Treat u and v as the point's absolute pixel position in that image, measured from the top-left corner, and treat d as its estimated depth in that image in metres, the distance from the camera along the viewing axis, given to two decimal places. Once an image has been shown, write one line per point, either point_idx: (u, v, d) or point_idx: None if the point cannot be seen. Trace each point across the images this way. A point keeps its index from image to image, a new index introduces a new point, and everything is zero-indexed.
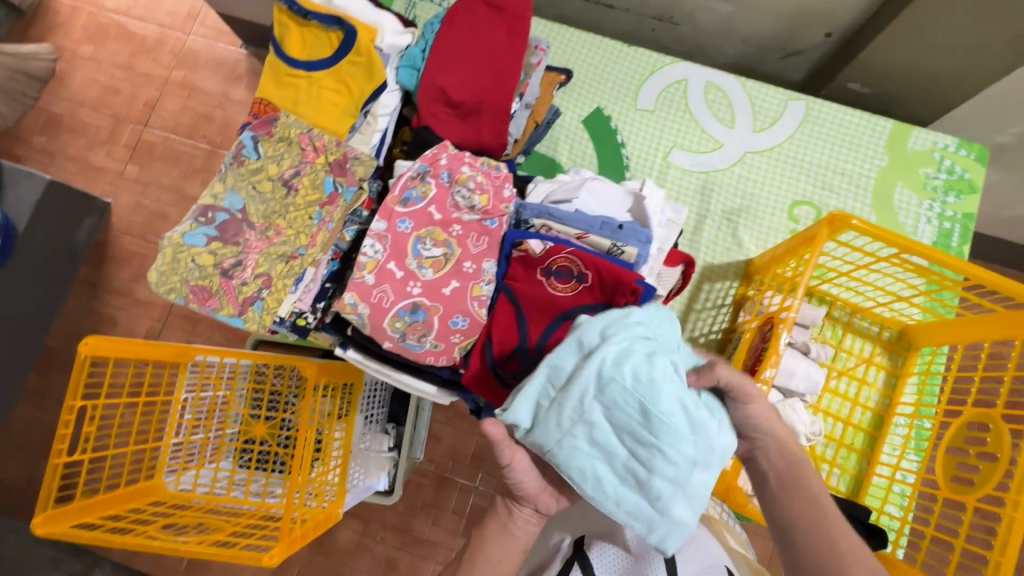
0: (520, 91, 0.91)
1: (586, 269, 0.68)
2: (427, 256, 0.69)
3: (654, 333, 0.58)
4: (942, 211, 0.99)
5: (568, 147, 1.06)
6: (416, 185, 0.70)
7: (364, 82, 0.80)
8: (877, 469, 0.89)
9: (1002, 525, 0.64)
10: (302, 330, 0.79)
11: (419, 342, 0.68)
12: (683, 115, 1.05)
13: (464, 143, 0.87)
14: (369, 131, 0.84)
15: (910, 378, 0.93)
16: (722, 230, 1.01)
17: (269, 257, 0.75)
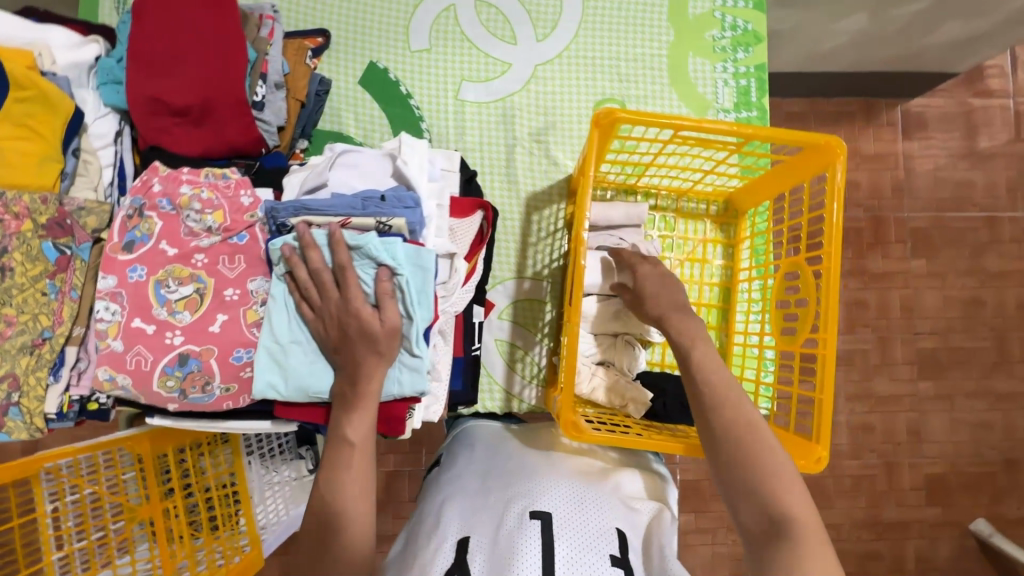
0: (260, 72, 0.79)
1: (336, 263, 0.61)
2: (177, 297, 0.61)
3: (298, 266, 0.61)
4: (736, 69, 0.98)
5: (354, 114, 0.96)
6: (137, 223, 0.61)
7: (48, 117, 0.67)
8: (735, 339, 0.91)
9: (820, 365, 0.68)
10: (98, 412, 0.70)
11: (204, 393, 0.61)
12: (461, 44, 0.97)
13: (210, 153, 0.76)
14: (91, 170, 0.72)
15: (744, 244, 0.94)
16: (535, 154, 0.96)
17: (7, 353, 0.63)
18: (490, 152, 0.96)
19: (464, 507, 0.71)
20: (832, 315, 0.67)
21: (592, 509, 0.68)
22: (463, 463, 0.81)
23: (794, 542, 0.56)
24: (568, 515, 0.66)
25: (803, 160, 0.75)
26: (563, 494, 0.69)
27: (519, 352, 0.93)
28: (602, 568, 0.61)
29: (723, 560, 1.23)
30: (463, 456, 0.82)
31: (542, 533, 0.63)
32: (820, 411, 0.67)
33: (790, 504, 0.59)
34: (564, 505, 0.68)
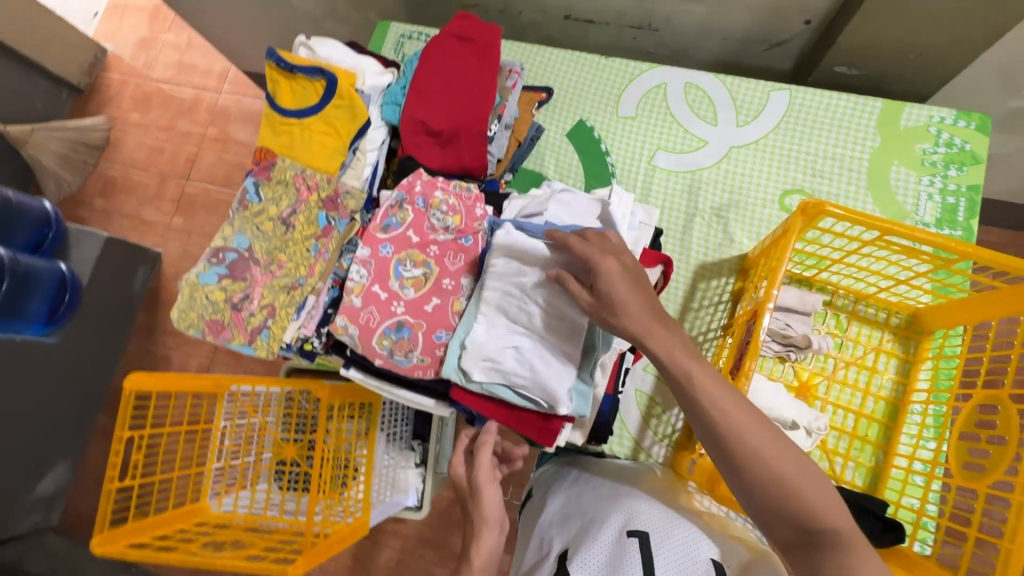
0: (498, 113, 0.96)
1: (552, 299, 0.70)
2: (409, 276, 0.74)
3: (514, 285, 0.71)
4: (944, 186, 0.96)
5: (555, 160, 1.09)
6: (396, 212, 0.77)
7: (348, 122, 0.88)
8: (896, 461, 0.85)
9: (1013, 513, 0.61)
10: (309, 353, 0.83)
11: (406, 357, 0.73)
12: (664, 117, 1.07)
13: (446, 169, 0.93)
14: (359, 165, 0.91)
15: (924, 364, 0.89)
16: (712, 227, 1.02)
17: (272, 289, 0.82)
18: (670, 216, 1.04)
19: (560, 526, 0.74)
20: None
21: (684, 534, 0.66)
22: (559, 489, 0.83)
23: (839, 558, 0.49)
24: (666, 540, 0.64)
25: (1022, 292, 0.70)
26: (658, 516, 0.68)
27: (656, 409, 0.95)
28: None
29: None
30: (558, 486, 0.85)
31: (641, 551, 0.63)
32: (1006, 562, 0.60)
33: (828, 520, 0.50)
34: (660, 530, 0.66)
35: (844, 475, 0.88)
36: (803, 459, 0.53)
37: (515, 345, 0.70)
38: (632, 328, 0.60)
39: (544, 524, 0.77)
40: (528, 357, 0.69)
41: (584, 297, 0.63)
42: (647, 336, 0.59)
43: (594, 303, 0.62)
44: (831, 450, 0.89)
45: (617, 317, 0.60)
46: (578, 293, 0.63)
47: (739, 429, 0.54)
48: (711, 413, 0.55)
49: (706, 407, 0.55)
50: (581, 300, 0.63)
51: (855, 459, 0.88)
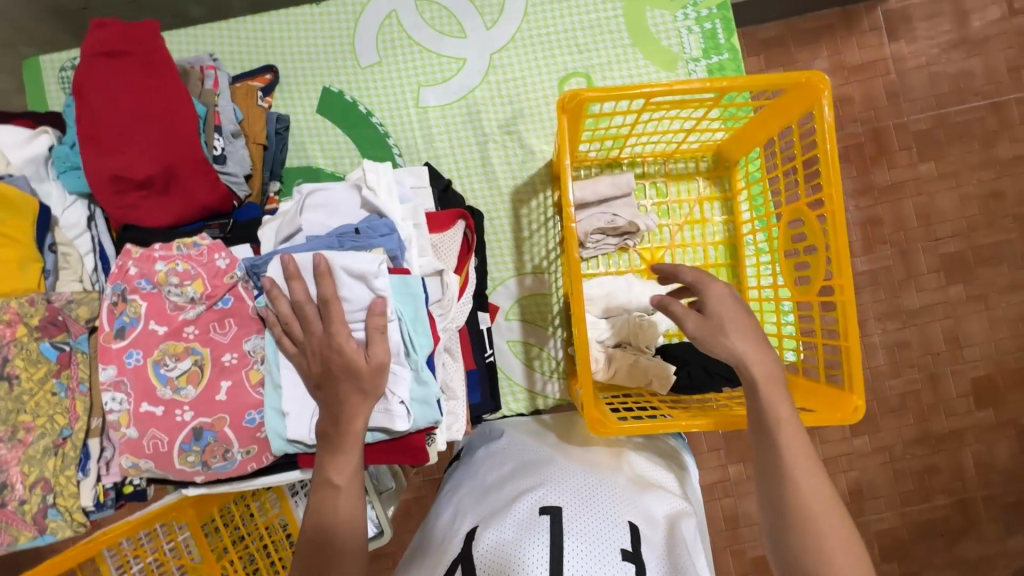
0: (214, 125, 0.78)
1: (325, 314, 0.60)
2: (178, 374, 0.61)
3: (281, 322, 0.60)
4: (698, 14, 0.93)
5: (319, 145, 0.94)
6: (124, 308, 0.61)
7: (16, 219, 0.66)
8: (751, 294, 0.89)
9: (840, 311, 0.65)
10: (135, 493, 0.71)
11: (226, 460, 0.62)
12: (410, 49, 0.94)
13: (182, 218, 0.75)
14: (72, 261, 0.73)
15: (741, 197, 0.91)
16: (509, 147, 0.94)
17: (33, 459, 0.65)
18: (463, 154, 0.94)
19: (477, 503, 0.70)
20: (844, 257, 0.64)
21: (604, 503, 0.64)
22: (482, 460, 0.79)
23: None
24: (580, 513, 0.63)
25: (786, 102, 0.70)
26: (580, 487, 0.67)
27: (534, 349, 0.92)
28: (611, 566, 0.57)
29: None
30: (485, 453, 0.81)
31: (551, 528, 0.60)
32: (848, 359, 0.64)
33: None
34: (579, 503, 0.64)
35: None
36: (843, 518, 0.56)
37: (313, 387, 0.60)
38: (737, 346, 0.65)
39: (462, 499, 0.72)
40: (326, 408, 0.59)
41: (688, 320, 0.67)
42: (743, 361, 0.64)
43: (703, 321, 0.67)
44: None
45: (728, 335, 0.65)
46: (682, 316, 0.68)
47: (795, 465, 0.59)
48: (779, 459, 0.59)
49: (770, 437, 0.60)
50: (688, 323, 0.67)
51: None
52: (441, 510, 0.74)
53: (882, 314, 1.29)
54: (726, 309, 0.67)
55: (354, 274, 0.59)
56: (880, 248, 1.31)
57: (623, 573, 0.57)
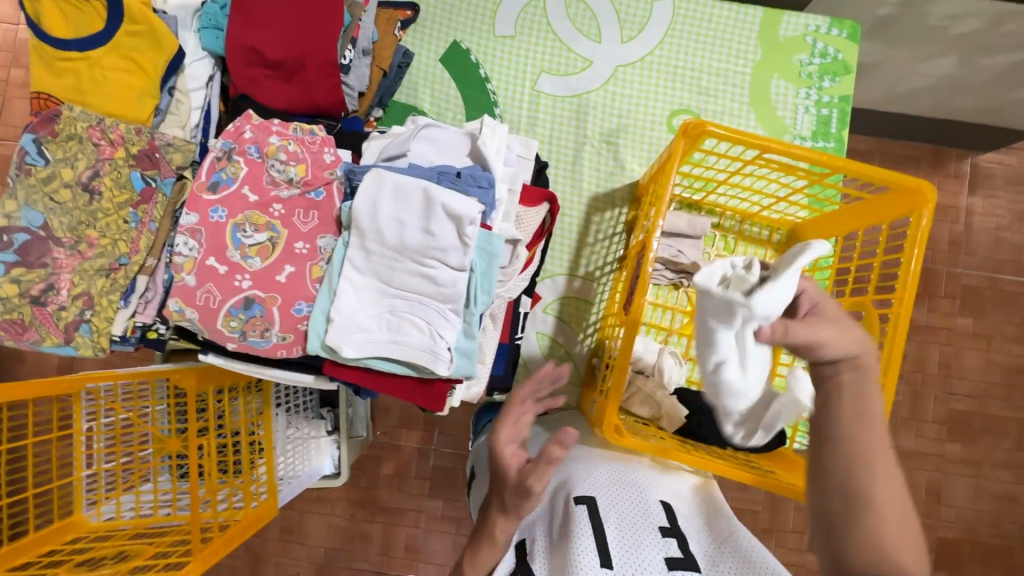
0: (351, 37, 0.81)
1: (408, 239, 0.61)
2: (251, 243, 0.62)
3: (365, 231, 0.61)
4: (819, 97, 0.96)
5: (430, 91, 0.97)
6: (224, 166, 0.63)
7: (153, 54, 0.70)
8: (778, 370, 0.90)
9: None
10: (155, 342, 0.73)
11: (263, 338, 0.63)
12: (545, 35, 0.97)
13: (294, 108, 0.78)
14: (181, 110, 0.75)
15: (802, 277, 0.92)
16: (603, 156, 0.96)
17: (85, 273, 0.67)
18: (559, 147, 0.97)
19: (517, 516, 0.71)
20: (894, 361, 0.65)
21: (631, 494, 0.68)
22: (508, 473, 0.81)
23: None
24: (613, 504, 0.66)
25: (885, 200, 0.72)
26: (606, 478, 0.70)
27: (558, 349, 0.94)
28: (655, 543, 0.61)
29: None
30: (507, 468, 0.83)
31: (592, 518, 0.63)
32: None
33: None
34: (610, 498, 0.67)
35: None
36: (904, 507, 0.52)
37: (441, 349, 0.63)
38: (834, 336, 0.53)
39: None
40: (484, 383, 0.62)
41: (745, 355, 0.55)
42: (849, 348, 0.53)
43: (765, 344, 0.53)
44: None
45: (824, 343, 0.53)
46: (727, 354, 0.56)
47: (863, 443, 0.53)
48: (851, 446, 0.52)
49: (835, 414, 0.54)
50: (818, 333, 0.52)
51: None
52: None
53: None
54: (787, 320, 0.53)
55: (450, 214, 0.60)
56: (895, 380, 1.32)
57: (670, 551, 0.60)
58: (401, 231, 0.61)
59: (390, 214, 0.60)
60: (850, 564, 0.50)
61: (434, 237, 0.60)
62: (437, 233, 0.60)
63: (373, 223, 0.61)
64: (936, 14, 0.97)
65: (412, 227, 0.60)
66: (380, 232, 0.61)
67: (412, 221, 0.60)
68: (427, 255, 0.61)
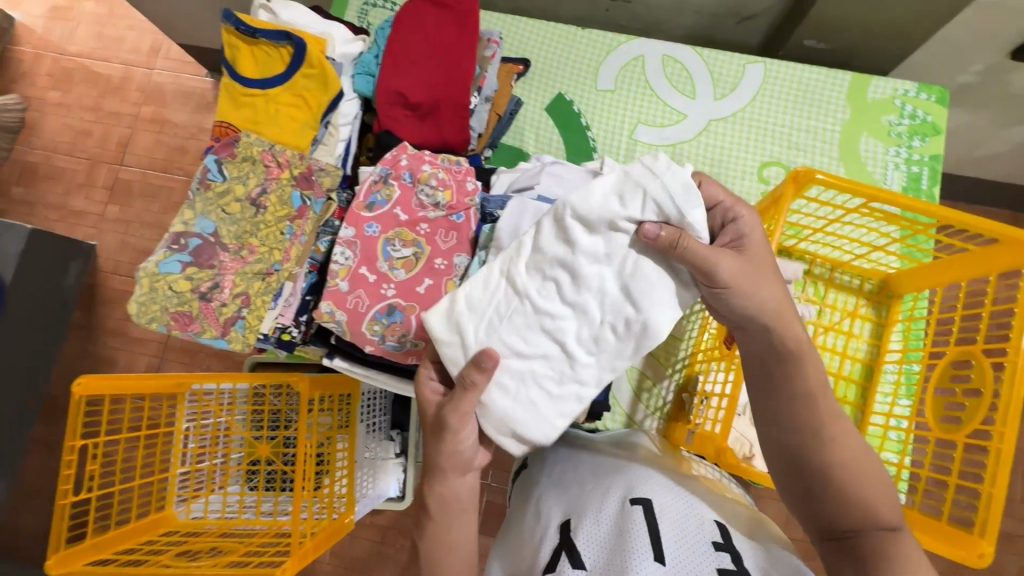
0: (478, 85, 0.92)
1: None
2: (398, 257, 0.70)
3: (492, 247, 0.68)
4: (908, 156, 1.00)
5: (534, 135, 1.06)
6: (380, 188, 0.71)
7: (320, 93, 0.81)
8: (872, 419, 0.89)
9: (992, 459, 0.65)
10: (287, 344, 0.79)
11: (399, 342, 0.69)
12: (643, 90, 1.06)
13: (427, 143, 0.87)
14: (332, 141, 0.85)
15: (895, 326, 0.93)
16: None
17: (245, 276, 0.75)
18: None
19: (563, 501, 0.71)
20: (1013, 409, 0.65)
21: (687, 504, 0.66)
22: (558, 460, 0.81)
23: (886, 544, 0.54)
24: (667, 509, 0.64)
25: (990, 252, 0.74)
26: (662, 486, 0.69)
27: (646, 383, 0.96)
28: (707, 557, 0.59)
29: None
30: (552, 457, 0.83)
31: (644, 516, 0.63)
32: (988, 505, 0.63)
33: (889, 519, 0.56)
34: (664, 504, 0.65)
35: None
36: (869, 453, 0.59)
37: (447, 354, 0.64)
38: (767, 297, 0.62)
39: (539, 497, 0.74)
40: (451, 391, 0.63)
41: (721, 264, 0.58)
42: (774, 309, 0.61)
43: (737, 266, 0.59)
44: None
45: (757, 285, 0.61)
46: (714, 255, 0.57)
47: (821, 396, 0.61)
48: (805, 390, 0.61)
49: (781, 377, 0.62)
50: (722, 265, 0.58)
51: None
52: (522, 513, 0.74)
53: None
54: (760, 248, 0.63)
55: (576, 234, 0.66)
56: None
57: (723, 562, 0.58)
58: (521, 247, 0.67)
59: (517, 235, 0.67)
60: (829, 510, 0.58)
61: None
62: None
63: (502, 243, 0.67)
64: (1020, 82, 1.02)
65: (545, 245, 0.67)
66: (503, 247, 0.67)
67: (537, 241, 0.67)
68: None
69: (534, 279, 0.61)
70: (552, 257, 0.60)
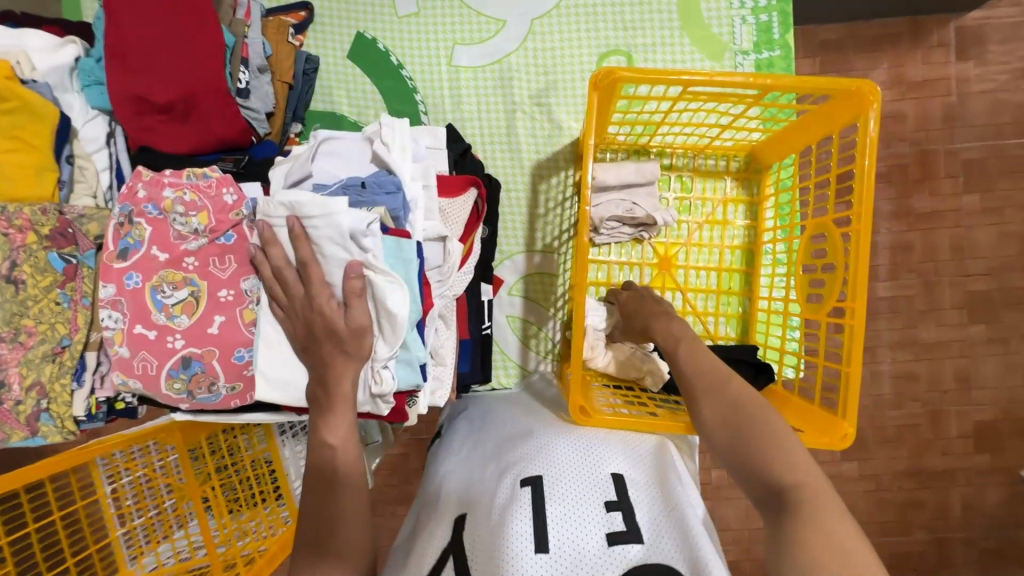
0: (241, 57, 0.76)
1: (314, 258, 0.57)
2: (174, 303, 0.61)
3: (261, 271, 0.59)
4: (755, 4, 0.88)
5: (345, 91, 0.92)
6: (129, 230, 0.61)
7: (39, 127, 0.67)
8: (760, 303, 0.86)
9: (846, 335, 0.63)
10: (125, 412, 0.72)
11: (211, 393, 0.62)
12: (450, 4, 0.91)
13: (199, 148, 0.74)
14: (88, 175, 0.72)
15: (768, 203, 0.87)
16: (537, 119, 0.91)
17: (31, 363, 0.66)
18: (490, 121, 0.91)
19: (461, 485, 0.68)
20: (860, 283, 0.61)
21: (585, 468, 0.63)
22: (465, 443, 0.78)
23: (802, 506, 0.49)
24: (561, 481, 0.61)
25: (831, 109, 0.66)
26: (563, 451, 0.67)
27: (532, 328, 0.92)
28: (597, 518, 0.57)
29: (758, 514, 1.09)
30: (464, 434, 0.80)
31: (532, 498, 0.59)
32: (847, 385, 0.62)
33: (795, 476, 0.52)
34: (559, 475, 0.63)
35: (718, 331, 0.89)
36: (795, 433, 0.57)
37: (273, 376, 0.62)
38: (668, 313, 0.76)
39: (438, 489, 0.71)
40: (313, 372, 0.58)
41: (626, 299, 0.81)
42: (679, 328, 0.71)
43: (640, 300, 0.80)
44: (701, 312, 0.89)
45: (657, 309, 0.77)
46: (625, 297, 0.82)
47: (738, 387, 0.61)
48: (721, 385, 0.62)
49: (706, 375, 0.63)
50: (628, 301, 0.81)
51: (725, 314, 0.89)
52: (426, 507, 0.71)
53: (895, 344, 1.20)
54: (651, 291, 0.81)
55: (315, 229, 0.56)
56: (905, 275, 1.20)
57: (613, 526, 0.56)
58: (277, 264, 0.58)
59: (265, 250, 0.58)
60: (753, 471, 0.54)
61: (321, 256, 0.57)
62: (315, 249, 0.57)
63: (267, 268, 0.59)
64: None
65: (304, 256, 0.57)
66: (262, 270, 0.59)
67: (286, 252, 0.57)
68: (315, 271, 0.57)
69: (286, 321, 0.59)
70: (276, 273, 0.58)
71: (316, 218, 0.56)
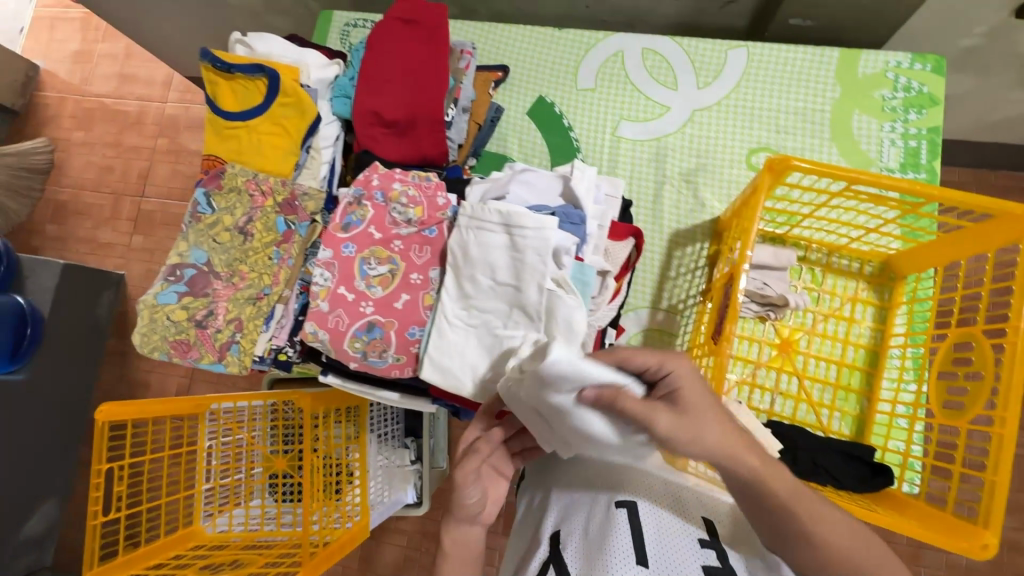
0: (454, 97, 0.91)
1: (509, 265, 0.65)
2: (375, 275, 0.72)
3: (456, 264, 0.68)
4: (905, 130, 0.96)
5: (518, 140, 1.07)
6: (354, 209, 0.74)
7: (299, 121, 0.83)
8: (879, 406, 0.87)
9: (993, 445, 0.62)
10: (284, 363, 0.81)
11: (381, 358, 0.70)
12: (623, 86, 1.05)
13: (407, 160, 0.89)
14: (315, 164, 0.87)
15: (899, 309, 0.90)
16: (683, 193, 1.00)
17: (237, 302, 0.79)
18: (639, 187, 1.02)
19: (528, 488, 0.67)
20: (1013, 392, 0.62)
21: (677, 496, 0.61)
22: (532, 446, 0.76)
23: None
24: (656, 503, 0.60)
25: (987, 228, 0.71)
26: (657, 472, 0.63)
27: None
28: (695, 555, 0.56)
29: None
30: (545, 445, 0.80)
31: (630, 521, 0.57)
32: (991, 494, 0.61)
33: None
34: (653, 495, 0.61)
35: (831, 426, 0.89)
36: None
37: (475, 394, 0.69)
38: (718, 440, 0.52)
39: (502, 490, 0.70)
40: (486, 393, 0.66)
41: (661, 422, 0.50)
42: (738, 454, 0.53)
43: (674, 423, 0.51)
44: (817, 403, 0.90)
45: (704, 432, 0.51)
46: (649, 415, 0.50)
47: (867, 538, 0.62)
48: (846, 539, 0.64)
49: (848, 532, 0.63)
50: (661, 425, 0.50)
51: (840, 409, 0.89)
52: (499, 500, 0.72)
53: None
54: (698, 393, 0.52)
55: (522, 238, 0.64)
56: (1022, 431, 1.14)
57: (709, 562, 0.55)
58: (475, 262, 0.67)
59: (468, 248, 0.67)
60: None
61: (519, 262, 0.65)
62: (514, 255, 0.65)
63: (463, 264, 0.68)
64: None
65: (503, 260, 0.65)
66: (460, 266, 0.68)
67: (489, 253, 0.66)
68: (509, 275, 0.65)
69: (468, 314, 0.68)
70: (474, 269, 0.67)
71: (528, 232, 0.64)
